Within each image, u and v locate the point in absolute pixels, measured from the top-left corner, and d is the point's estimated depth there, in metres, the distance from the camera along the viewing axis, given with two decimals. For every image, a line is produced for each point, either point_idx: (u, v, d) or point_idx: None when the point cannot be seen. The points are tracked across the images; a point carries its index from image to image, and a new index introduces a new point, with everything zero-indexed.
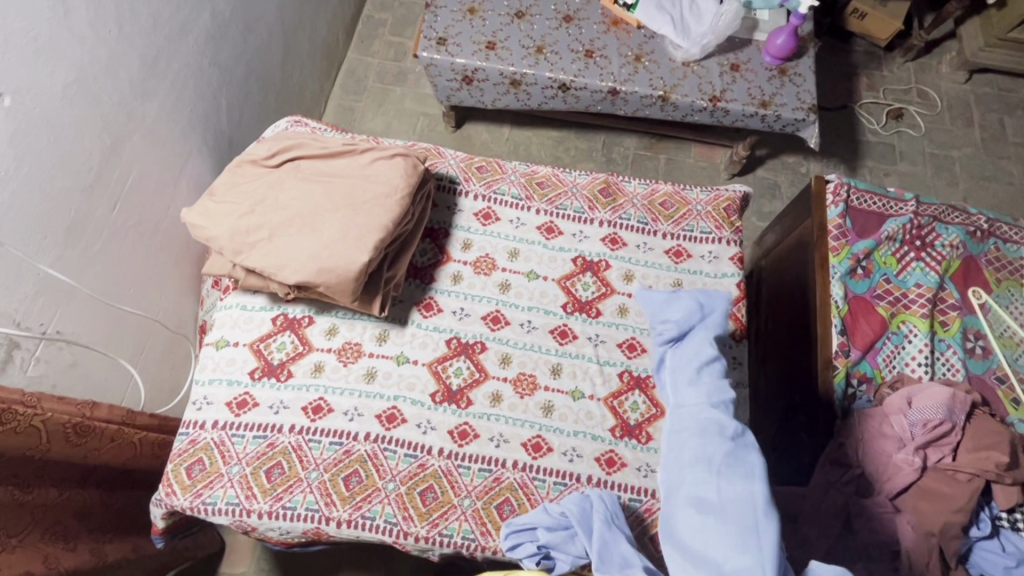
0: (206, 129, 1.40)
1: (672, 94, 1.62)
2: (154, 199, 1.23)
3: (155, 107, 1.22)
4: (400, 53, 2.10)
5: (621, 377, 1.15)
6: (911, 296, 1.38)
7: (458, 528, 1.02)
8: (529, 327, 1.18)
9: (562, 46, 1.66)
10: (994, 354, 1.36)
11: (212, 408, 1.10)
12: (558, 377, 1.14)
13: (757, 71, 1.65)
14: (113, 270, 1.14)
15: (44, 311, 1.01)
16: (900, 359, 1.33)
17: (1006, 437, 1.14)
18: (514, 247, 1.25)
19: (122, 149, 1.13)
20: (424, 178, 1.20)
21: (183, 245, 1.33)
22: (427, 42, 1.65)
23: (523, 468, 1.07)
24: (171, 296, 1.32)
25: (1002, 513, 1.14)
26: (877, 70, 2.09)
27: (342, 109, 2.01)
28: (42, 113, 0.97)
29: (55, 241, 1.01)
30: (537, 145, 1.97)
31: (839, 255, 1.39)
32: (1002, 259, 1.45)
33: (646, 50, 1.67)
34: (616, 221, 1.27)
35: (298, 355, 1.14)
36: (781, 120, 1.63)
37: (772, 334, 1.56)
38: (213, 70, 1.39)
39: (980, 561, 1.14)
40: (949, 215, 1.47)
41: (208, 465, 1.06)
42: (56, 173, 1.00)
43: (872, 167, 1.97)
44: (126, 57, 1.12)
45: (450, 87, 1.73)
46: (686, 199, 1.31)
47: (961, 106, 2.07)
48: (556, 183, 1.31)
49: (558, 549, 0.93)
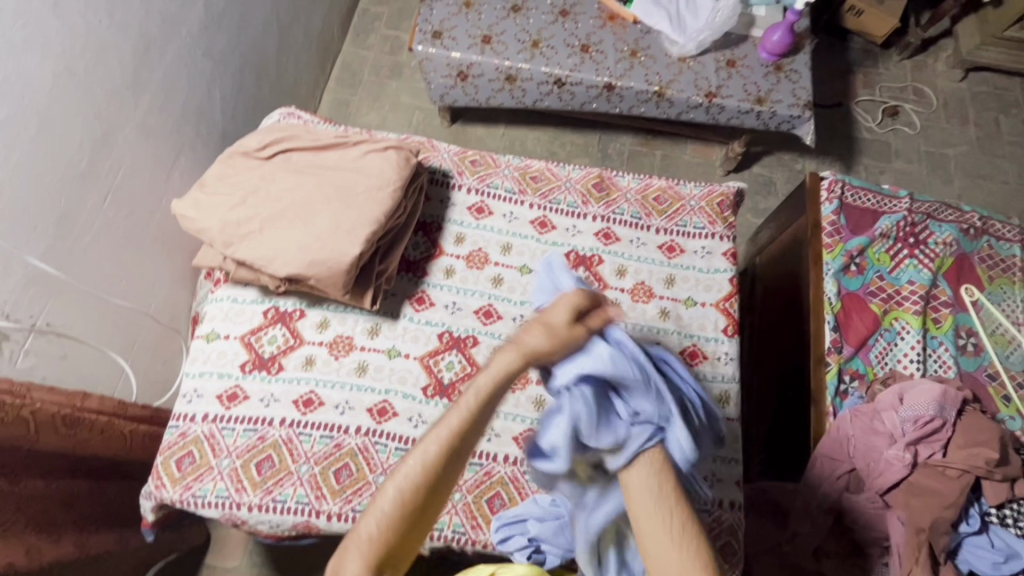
0: (198, 121, 1.39)
1: (667, 89, 1.62)
2: (145, 190, 1.22)
3: (147, 97, 1.21)
4: (395, 47, 2.09)
5: None
6: (904, 292, 1.39)
7: (448, 522, 1.03)
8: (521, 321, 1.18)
9: (558, 41, 1.66)
10: (986, 351, 1.36)
11: (202, 401, 1.10)
12: None
13: (752, 68, 1.65)
14: (104, 262, 1.14)
15: (33, 301, 1.00)
16: (893, 356, 1.33)
17: (997, 434, 1.15)
18: (508, 241, 1.24)
19: (112, 139, 1.13)
20: (417, 171, 1.20)
21: (175, 238, 1.33)
22: (422, 36, 1.64)
23: (514, 462, 1.07)
24: (163, 288, 1.31)
25: (991, 510, 1.14)
26: (873, 67, 2.09)
27: (337, 103, 2.00)
28: (32, 101, 0.96)
29: (45, 232, 1.01)
30: (533, 140, 1.97)
31: (833, 252, 1.40)
32: (995, 257, 1.45)
33: (642, 45, 1.67)
34: (609, 216, 1.27)
35: (289, 348, 1.14)
36: (777, 117, 1.63)
37: (766, 330, 1.57)
38: (206, 61, 1.39)
39: (970, 557, 1.14)
40: (943, 212, 1.47)
41: (198, 458, 1.06)
42: (45, 162, 0.99)
43: (867, 165, 1.97)
44: (116, 46, 1.12)
45: (445, 84, 1.73)
46: (680, 194, 1.31)
47: (957, 104, 2.07)
48: (550, 177, 1.31)
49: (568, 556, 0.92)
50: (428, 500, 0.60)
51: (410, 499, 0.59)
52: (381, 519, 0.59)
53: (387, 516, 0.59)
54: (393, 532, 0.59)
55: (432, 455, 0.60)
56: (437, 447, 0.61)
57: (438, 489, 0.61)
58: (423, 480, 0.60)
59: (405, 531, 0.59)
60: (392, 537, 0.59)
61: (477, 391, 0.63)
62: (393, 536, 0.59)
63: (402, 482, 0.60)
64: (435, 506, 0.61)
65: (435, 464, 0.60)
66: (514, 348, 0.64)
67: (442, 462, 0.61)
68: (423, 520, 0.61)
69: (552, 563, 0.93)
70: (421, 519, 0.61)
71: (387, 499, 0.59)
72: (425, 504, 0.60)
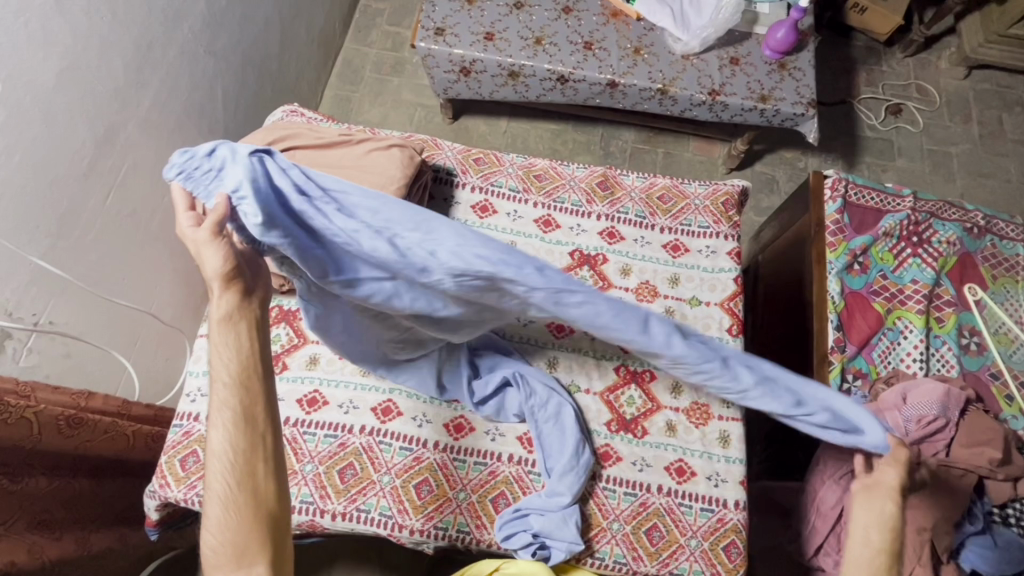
0: (200, 118, 1.38)
1: (671, 87, 1.61)
2: (148, 188, 1.22)
3: (149, 93, 1.21)
4: (397, 43, 2.08)
5: (618, 372, 1.14)
6: (907, 292, 1.39)
7: (453, 521, 1.03)
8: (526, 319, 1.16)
9: (561, 38, 1.65)
10: (989, 350, 1.36)
11: (206, 400, 1.10)
12: (554, 371, 1.13)
13: (756, 65, 1.65)
14: (107, 261, 1.13)
15: (36, 300, 1.00)
16: (896, 355, 1.33)
17: (1001, 433, 1.15)
18: (511, 240, 1.24)
19: (115, 138, 1.12)
20: (421, 169, 1.19)
21: (177, 236, 1.32)
22: (425, 32, 1.64)
23: (519, 462, 1.06)
24: (166, 286, 1.31)
25: (995, 509, 1.18)
26: (876, 65, 2.09)
27: (338, 100, 2.00)
28: (33, 99, 0.96)
29: (47, 230, 1.00)
30: (535, 137, 1.96)
31: (837, 250, 1.39)
32: (999, 256, 1.45)
33: (646, 42, 1.66)
34: (613, 215, 1.27)
35: (293, 347, 1.13)
36: (780, 115, 1.63)
37: (769, 329, 1.56)
38: (208, 58, 1.38)
39: (976, 557, 1.12)
40: (946, 211, 1.47)
41: (202, 457, 1.05)
42: (48, 160, 0.99)
43: (870, 163, 1.96)
44: (118, 43, 1.11)
45: (448, 79, 1.72)
46: (685, 193, 1.30)
47: (960, 102, 2.06)
48: (554, 176, 1.30)
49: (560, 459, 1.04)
50: (245, 478, 0.73)
51: (228, 490, 0.72)
52: (216, 516, 0.71)
53: (219, 514, 0.71)
54: (231, 520, 0.71)
55: (221, 443, 0.72)
56: (223, 434, 0.72)
57: (244, 461, 0.73)
58: (229, 467, 0.72)
59: (243, 514, 0.72)
60: (231, 522, 0.71)
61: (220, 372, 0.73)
62: (232, 521, 0.71)
63: (221, 491, 0.71)
64: (262, 472, 0.74)
65: (231, 449, 0.72)
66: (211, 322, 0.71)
67: (229, 442, 0.72)
68: (258, 488, 0.73)
69: (575, 487, 1.01)
70: (253, 496, 0.73)
71: (211, 501, 0.72)
72: (253, 481, 0.73)
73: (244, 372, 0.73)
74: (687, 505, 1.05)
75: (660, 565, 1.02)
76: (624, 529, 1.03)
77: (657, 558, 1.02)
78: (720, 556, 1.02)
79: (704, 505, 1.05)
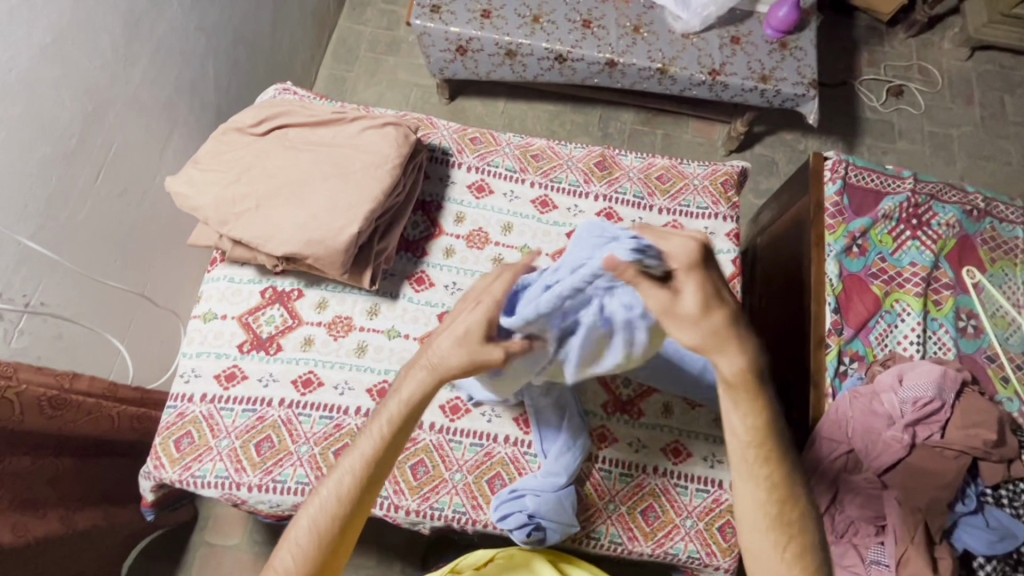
0: (192, 95, 1.36)
1: (671, 66, 1.59)
2: (139, 167, 1.20)
3: (139, 71, 1.19)
4: (393, 22, 2.05)
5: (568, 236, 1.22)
6: (905, 274, 1.38)
7: (449, 502, 1.03)
8: (453, 289, 1.17)
9: (559, 15, 1.62)
10: (985, 333, 1.36)
11: (200, 381, 1.09)
12: (507, 235, 1.21)
13: (757, 44, 1.62)
14: (99, 242, 1.12)
15: (26, 281, 0.99)
16: (893, 338, 1.33)
17: (995, 415, 1.15)
18: (508, 221, 1.22)
19: (104, 115, 1.11)
20: (416, 148, 1.18)
21: (170, 217, 1.30)
22: (420, 10, 1.61)
23: (515, 443, 1.06)
24: (159, 268, 1.30)
25: (987, 490, 1.15)
26: (878, 45, 2.06)
27: (333, 79, 1.97)
28: (19, 73, 0.94)
29: (35, 210, 0.99)
30: (533, 118, 1.94)
31: (836, 233, 1.39)
32: (998, 239, 1.44)
33: (645, 20, 1.63)
34: (611, 195, 1.25)
35: (287, 328, 1.12)
36: (781, 96, 1.60)
37: (767, 312, 1.56)
38: (199, 34, 1.36)
39: (965, 537, 1.13)
40: (946, 192, 1.45)
41: (197, 438, 1.05)
42: (34, 137, 0.97)
43: (870, 145, 1.95)
44: (105, 20, 1.09)
45: (444, 57, 1.70)
46: (684, 173, 1.29)
47: (962, 84, 2.04)
48: (552, 155, 1.29)
49: (559, 455, 1.02)
50: (342, 527, 0.78)
51: (325, 530, 0.77)
52: (299, 550, 0.76)
53: (303, 548, 0.76)
54: (310, 562, 0.76)
55: (346, 488, 0.78)
56: (352, 479, 0.78)
57: (353, 513, 0.78)
58: (339, 510, 0.78)
59: (323, 556, 0.77)
60: (309, 564, 0.76)
61: (387, 426, 0.79)
62: (310, 563, 0.76)
63: (318, 525, 0.77)
64: (354, 528, 0.79)
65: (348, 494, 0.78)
66: (419, 373, 0.77)
67: (355, 490, 0.78)
68: (343, 541, 0.78)
69: (572, 468, 1.02)
70: (337, 545, 0.77)
71: (302, 532, 0.77)
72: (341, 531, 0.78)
73: (399, 435, 0.80)
74: (682, 486, 1.05)
75: (655, 545, 1.02)
76: (620, 509, 1.04)
77: (652, 537, 1.02)
78: (714, 535, 1.03)
79: (699, 485, 1.05)
